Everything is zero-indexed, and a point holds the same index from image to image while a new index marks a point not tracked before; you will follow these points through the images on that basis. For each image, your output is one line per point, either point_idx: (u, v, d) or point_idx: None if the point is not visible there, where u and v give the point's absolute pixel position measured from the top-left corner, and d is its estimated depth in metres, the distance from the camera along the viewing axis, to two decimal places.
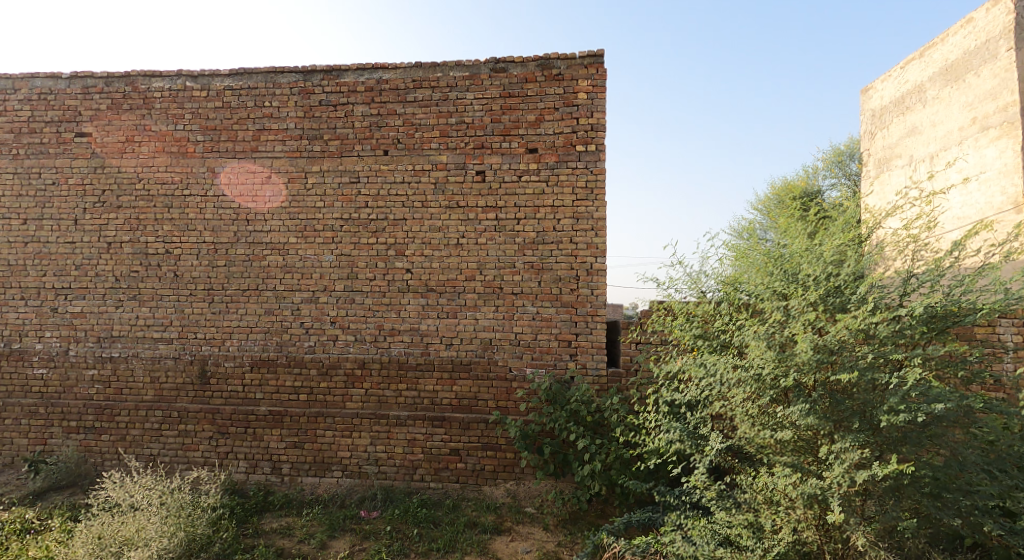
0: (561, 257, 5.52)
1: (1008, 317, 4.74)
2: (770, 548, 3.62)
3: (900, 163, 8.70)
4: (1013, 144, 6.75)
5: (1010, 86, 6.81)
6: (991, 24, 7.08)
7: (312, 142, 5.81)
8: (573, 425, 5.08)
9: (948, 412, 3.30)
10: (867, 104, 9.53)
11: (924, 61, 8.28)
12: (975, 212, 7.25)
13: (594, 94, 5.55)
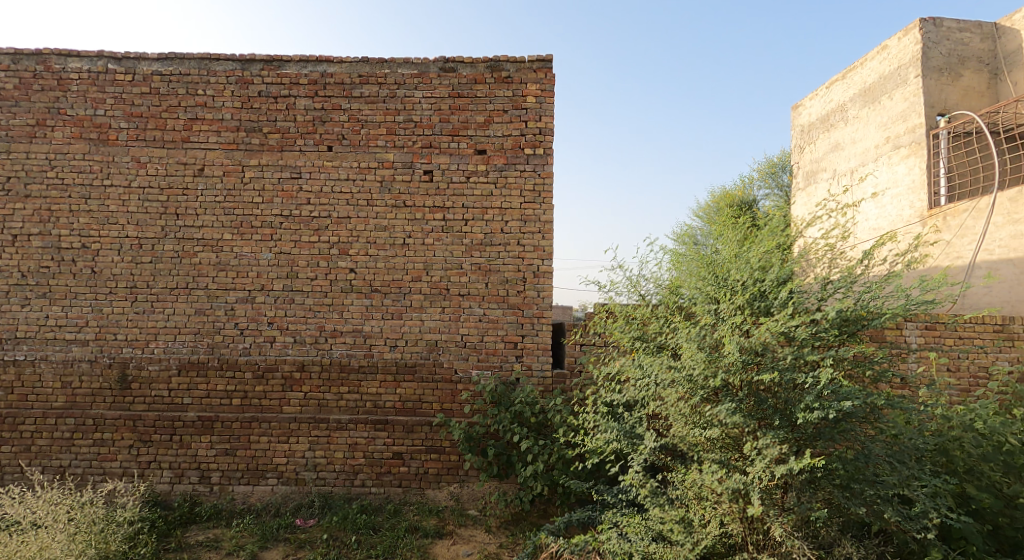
0: (508, 258, 5.58)
1: (913, 321, 5.17)
2: (698, 541, 3.80)
3: (824, 176, 9.21)
4: (920, 162, 7.28)
5: (918, 110, 7.35)
6: (904, 50, 7.63)
7: (250, 134, 5.66)
8: (517, 425, 5.14)
9: (856, 409, 3.54)
10: (796, 120, 10.05)
11: (846, 82, 8.82)
12: (888, 224, 7.77)
13: (543, 99, 5.65)
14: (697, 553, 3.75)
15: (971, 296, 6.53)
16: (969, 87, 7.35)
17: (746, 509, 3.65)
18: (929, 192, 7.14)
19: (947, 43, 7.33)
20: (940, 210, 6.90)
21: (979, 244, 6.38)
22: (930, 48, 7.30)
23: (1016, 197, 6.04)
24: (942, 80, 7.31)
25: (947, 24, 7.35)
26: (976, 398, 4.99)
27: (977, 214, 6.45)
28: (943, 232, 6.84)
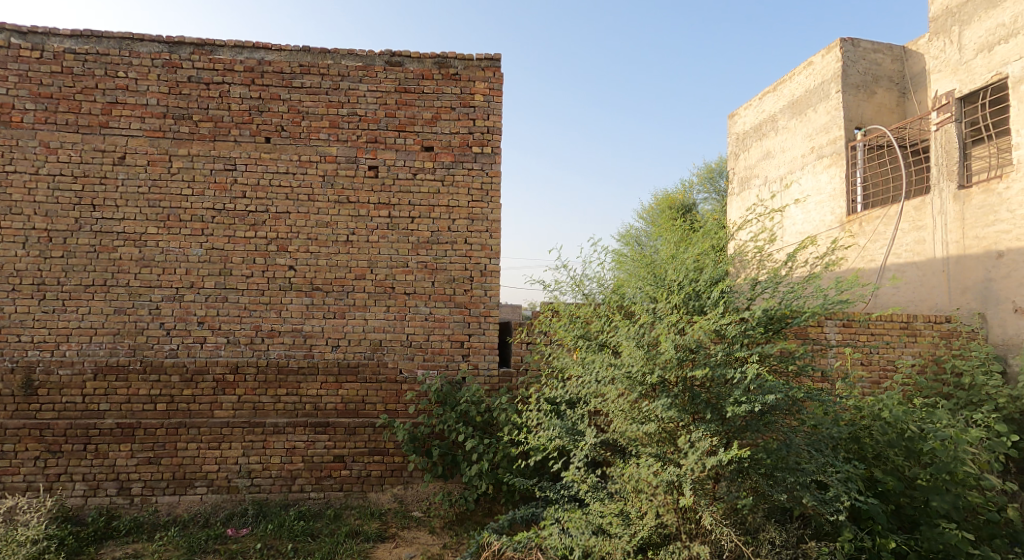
0: (454, 257, 5.60)
1: (833, 319, 5.54)
2: (635, 533, 3.95)
3: (757, 183, 9.68)
4: (840, 172, 7.77)
5: (838, 123, 7.84)
6: (827, 67, 8.12)
7: (178, 122, 5.46)
8: (462, 425, 5.17)
9: (780, 402, 3.78)
10: (732, 128, 10.51)
11: (776, 94, 9.29)
12: (812, 229, 8.27)
13: (490, 97, 5.71)
14: (634, 544, 3.89)
15: (882, 296, 7.05)
16: (882, 103, 7.93)
17: (679, 500, 3.82)
18: (848, 200, 7.64)
19: (865, 61, 7.87)
20: (858, 216, 7.41)
21: (889, 247, 6.92)
22: (849, 66, 7.81)
23: (920, 206, 6.60)
24: (860, 96, 7.83)
25: (864, 44, 7.89)
26: (886, 389, 5.40)
27: (888, 221, 7.00)
28: (860, 237, 7.36)
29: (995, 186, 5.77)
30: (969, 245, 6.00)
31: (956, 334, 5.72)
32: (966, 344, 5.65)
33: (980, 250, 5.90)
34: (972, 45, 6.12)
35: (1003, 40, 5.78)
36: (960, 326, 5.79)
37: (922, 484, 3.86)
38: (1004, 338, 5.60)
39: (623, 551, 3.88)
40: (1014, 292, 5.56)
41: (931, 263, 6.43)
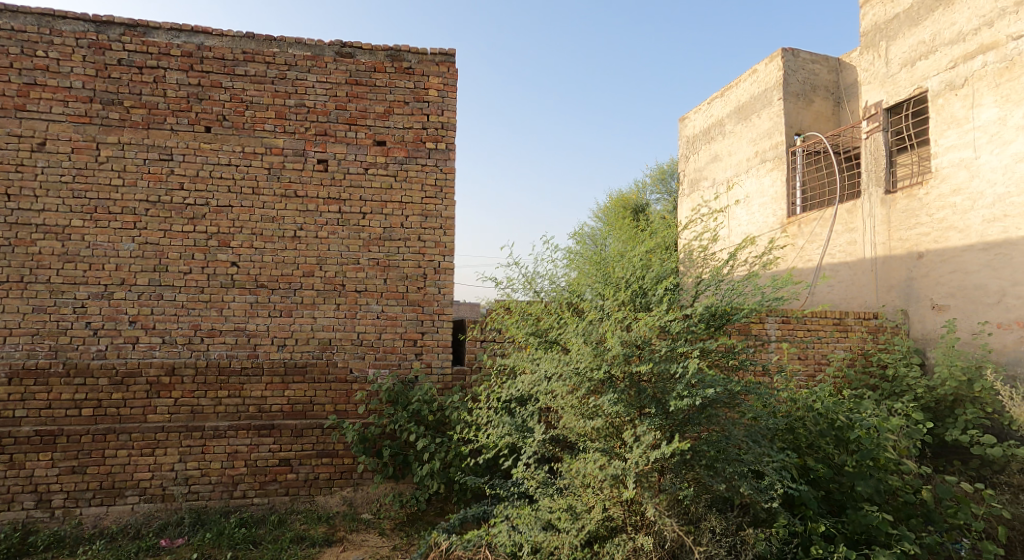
0: (407, 254, 5.54)
1: (773, 316, 5.78)
2: (583, 527, 4.01)
3: (705, 184, 9.97)
4: (781, 175, 8.10)
5: (780, 129, 8.16)
6: (769, 75, 8.45)
7: (107, 108, 5.21)
8: (414, 424, 5.12)
9: (719, 395, 3.92)
10: (682, 132, 10.79)
11: (723, 100, 9.60)
12: (756, 229, 8.59)
13: (444, 92, 5.69)
14: (581, 538, 3.94)
15: (817, 294, 7.40)
16: (820, 112, 8.31)
17: (624, 493, 3.90)
18: (788, 202, 7.97)
19: (804, 71, 8.24)
20: (796, 218, 7.75)
21: (824, 248, 7.27)
22: (790, 75, 8.16)
23: (851, 209, 6.95)
24: (799, 105, 8.20)
25: (803, 54, 8.27)
26: (820, 382, 5.67)
27: (823, 223, 7.34)
28: (798, 238, 7.70)
29: (917, 192, 6.14)
30: (894, 247, 6.37)
31: (882, 330, 6.08)
32: (891, 339, 6.02)
33: (903, 251, 6.26)
34: (897, 60, 6.50)
35: (924, 56, 6.16)
36: (885, 322, 6.15)
37: (850, 471, 4.07)
38: (924, 334, 5.97)
39: (571, 546, 3.94)
40: (932, 290, 5.93)
41: (860, 263, 6.79)
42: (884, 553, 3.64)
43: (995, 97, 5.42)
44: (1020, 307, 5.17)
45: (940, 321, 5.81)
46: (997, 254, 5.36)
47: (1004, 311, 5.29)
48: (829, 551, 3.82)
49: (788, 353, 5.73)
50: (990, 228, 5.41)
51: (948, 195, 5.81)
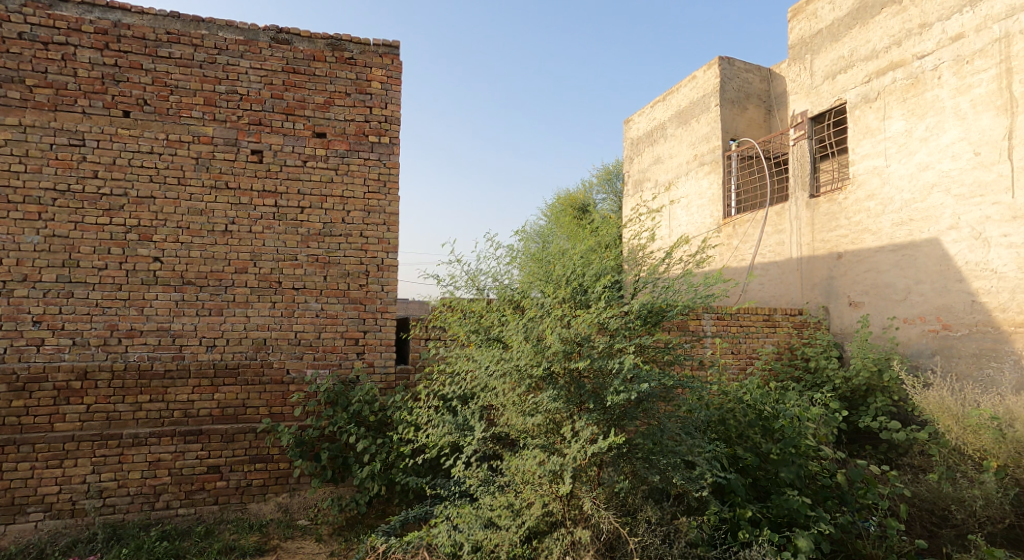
0: (349, 250, 5.40)
1: (709, 314, 6.02)
2: (522, 523, 4.04)
3: (648, 186, 10.25)
4: (717, 179, 8.43)
5: (716, 134, 8.48)
6: (707, 82, 8.74)
7: (7, 86, 4.83)
8: (354, 426, 5.00)
9: (653, 390, 4.05)
10: (627, 134, 11.04)
11: (664, 104, 9.88)
12: (695, 230, 8.92)
13: (388, 85, 5.59)
14: (520, 535, 3.97)
15: (749, 293, 7.77)
16: (753, 119, 8.69)
17: (561, 488, 3.94)
18: (724, 204, 8.31)
19: (738, 80, 8.53)
20: (732, 220, 8.13)
21: (756, 248, 7.63)
22: (726, 83, 8.47)
23: (780, 212, 7.34)
24: (734, 111, 8.51)
25: (738, 64, 8.57)
26: (750, 375, 5.97)
27: (756, 224, 7.71)
28: (733, 239, 8.05)
29: (838, 196, 6.56)
30: (818, 248, 6.77)
31: (807, 325, 6.46)
32: (814, 335, 6.40)
33: (825, 251, 6.67)
34: (820, 72, 6.93)
35: (843, 70, 6.60)
36: (808, 318, 6.54)
37: (774, 458, 4.30)
38: (842, 329, 6.38)
39: (510, 542, 3.96)
40: (850, 288, 6.33)
41: (788, 262, 7.16)
42: (803, 534, 3.87)
43: (904, 111, 5.88)
44: (922, 303, 5.63)
45: (856, 317, 6.22)
46: (905, 255, 5.80)
47: (910, 307, 5.73)
48: (754, 534, 4.02)
49: (721, 348, 6.00)
50: (898, 231, 5.86)
51: (863, 200, 6.25)
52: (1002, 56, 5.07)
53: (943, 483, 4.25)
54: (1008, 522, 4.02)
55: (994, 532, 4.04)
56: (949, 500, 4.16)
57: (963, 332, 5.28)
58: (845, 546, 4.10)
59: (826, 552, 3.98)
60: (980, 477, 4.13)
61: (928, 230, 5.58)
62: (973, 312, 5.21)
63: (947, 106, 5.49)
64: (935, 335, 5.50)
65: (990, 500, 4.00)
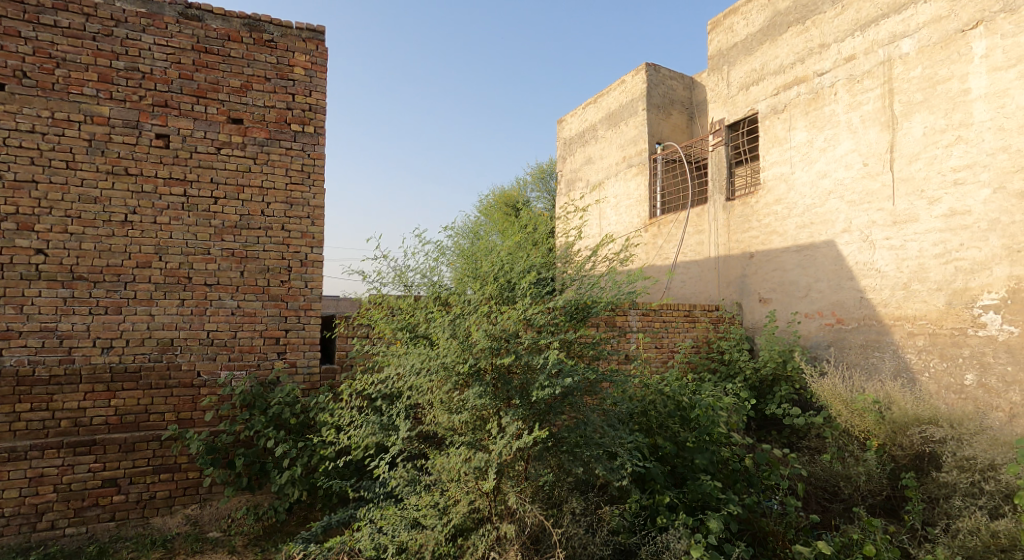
0: (269, 245, 5.12)
1: (634, 309, 6.29)
2: (448, 521, 4.07)
3: (580, 185, 10.49)
4: (644, 181, 8.79)
5: (643, 138, 8.82)
6: (635, 87, 9.06)
7: None
8: (272, 429, 4.77)
9: (577, 384, 4.18)
10: (560, 134, 11.23)
11: (594, 106, 10.12)
12: (623, 229, 9.26)
13: (312, 72, 5.37)
14: (446, 533, 4.01)
15: (672, 290, 8.21)
16: (676, 124, 9.11)
17: (485, 484, 4.00)
18: (651, 205, 8.69)
19: (664, 86, 8.95)
20: (657, 220, 8.54)
21: (679, 247, 8.06)
22: (652, 88, 8.82)
23: (700, 213, 7.79)
24: (659, 116, 8.89)
25: (664, 71, 8.96)
26: (671, 367, 6.31)
27: (679, 225, 8.14)
28: (658, 238, 8.46)
29: (750, 201, 7.07)
30: (732, 248, 7.26)
31: (723, 320, 6.90)
32: (728, 329, 6.85)
33: (738, 251, 7.17)
34: (736, 83, 7.42)
35: (756, 82, 7.11)
36: (724, 313, 7.00)
37: (690, 446, 4.58)
38: (753, 324, 6.90)
39: (436, 541, 3.97)
40: (760, 286, 6.86)
41: (707, 261, 7.62)
42: (714, 516, 4.14)
43: (806, 124, 6.45)
44: (820, 300, 6.20)
45: (765, 312, 6.76)
46: (806, 255, 6.36)
47: (810, 303, 6.30)
48: (672, 519, 4.24)
49: (645, 342, 6.29)
50: (801, 233, 6.42)
51: (772, 204, 6.79)
52: (885, 78, 5.72)
53: (834, 462, 4.71)
54: (886, 493, 4.52)
55: (874, 504, 4.52)
56: (839, 478, 4.62)
57: (854, 326, 5.86)
58: (750, 524, 4.36)
59: (735, 531, 4.27)
60: (864, 456, 4.63)
61: (826, 233, 6.16)
62: (861, 307, 5.81)
63: (841, 120, 6.08)
64: (830, 329, 6.07)
65: (871, 476, 4.49)
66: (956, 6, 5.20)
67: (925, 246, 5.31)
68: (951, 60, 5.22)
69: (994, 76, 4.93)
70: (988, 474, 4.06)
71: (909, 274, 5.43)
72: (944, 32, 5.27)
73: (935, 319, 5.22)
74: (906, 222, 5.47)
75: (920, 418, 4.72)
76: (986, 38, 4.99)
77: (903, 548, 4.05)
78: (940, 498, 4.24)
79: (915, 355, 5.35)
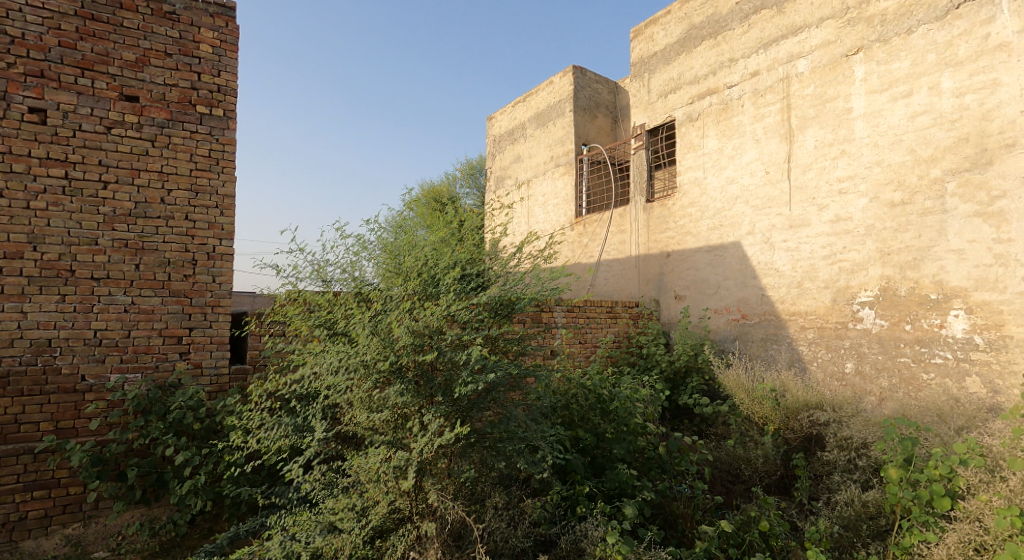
0: (170, 235, 4.68)
1: (560, 306, 6.43)
2: (367, 524, 3.96)
3: (509, 183, 10.51)
4: (570, 181, 8.99)
5: (570, 138, 8.99)
6: (563, 88, 9.21)
7: None
8: (172, 436, 4.38)
9: (499, 380, 4.19)
10: (490, 130, 11.18)
11: (524, 105, 10.17)
12: (551, 227, 9.40)
13: (220, 50, 4.96)
14: (363, 536, 3.89)
15: (596, 287, 8.45)
16: (602, 126, 9.32)
17: (405, 484, 3.94)
18: (577, 205, 8.89)
19: (590, 89, 9.13)
20: (583, 220, 8.78)
21: (603, 246, 8.35)
22: (579, 90, 9.01)
23: (623, 214, 8.11)
24: (586, 118, 9.09)
25: (591, 75, 9.16)
26: (593, 361, 6.50)
27: (603, 224, 8.42)
28: (583, 237, 8.70)
29: (668, 203, 7.48)
30: (652, 247, 7.65)
31: (642, 316, 7.22)
32: (647, 324, 7.19)
33: (657, 251, 7.56)
34: (655, 90, 7.79)
35: (673, 91, 7.51)
36: (644, 310, 7.35)
37: (609, 437, 4.77)
38: (669, 319, 7.32)
39: (353, 544, 3.86)
40: (675, 283, 7.27)
41: (629, 260, 7.96)
42: (629, 502, 4.34)
43: (717, 132, 6.91)
44: (727, 297, 6.67)
45: (679, 309, 7.17)
46: (715, 255, 6.83)
47: (719, 300, 6.76)
48: (590, 508, 4.39)
49: (569, 337, 6.46)
50: (712, 234, 6.88)
51: (687, 207, 7.21)
52: (784, 94, 6.25)
53: (737, 446, 5.09)
54: (780, 473, 4.94)
55: (769, 483, 4.93)
56: (740, 461, 5.01)
57: (756, 320, 6.37)
58: (663, 508, 4.62)
59: (648, 516, 4.50)
60: (762, 439, 5.08)
61: (733, 234, 6.64)
62: (762, 304, 6.33)
63: (747, 130, 6.57)
64: (736, 323, 6.56)
65: (768, 458, 4.93)
66: (842, 33, 5.80)
67: (815, 248, 5.88)
68: (837, 81, 5.81)
69: (870, 98, 5.56)
70: (861, 451, 4.58)
71: (802, 273, 5.99)
72: (832, 56, 5.86)
73: (823, 314, 5.81)
74: (800, 226, 6.03)
75: (809, 403, 5.28)
76: (865, 63, 5.62)
77: (792, 522, 4.48)
78: (823, 474, 4.74)
79: (806, 347, 5.92)
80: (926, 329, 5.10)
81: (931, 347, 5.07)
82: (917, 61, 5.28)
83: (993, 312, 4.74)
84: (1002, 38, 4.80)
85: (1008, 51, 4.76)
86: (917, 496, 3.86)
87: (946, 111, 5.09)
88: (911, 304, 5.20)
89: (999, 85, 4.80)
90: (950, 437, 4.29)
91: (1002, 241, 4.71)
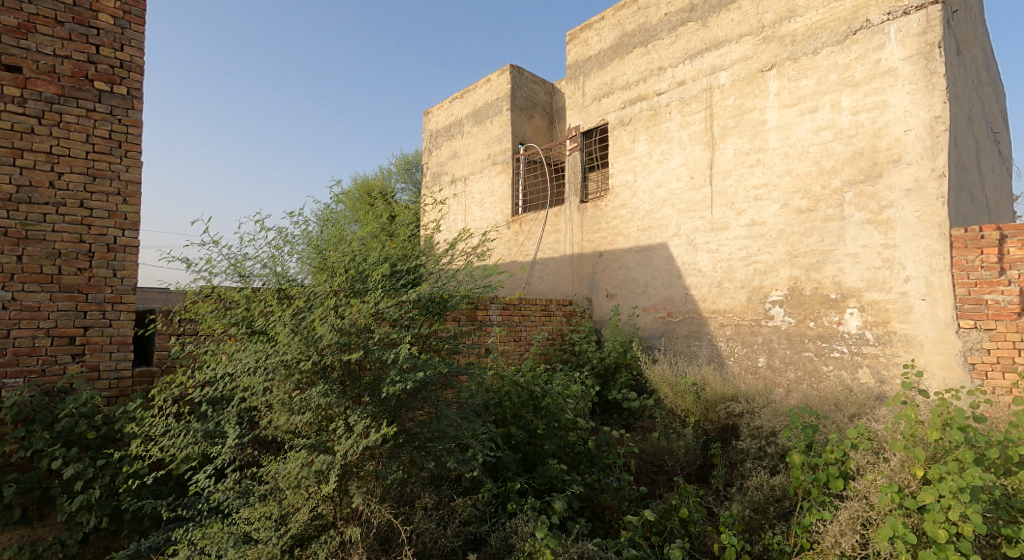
0: (60, 224, 4.17)
1: (495, 303, 6.42)
2: (285, 533, 3.75)
3: (445, 179, 10.33)
4: (506, 180, 8.97)
5: (507, 137, 8.96)
6: (500, 86, 9.16)
7: None
8: (61, 447, 3.91)
9: (429, 379, 4.05)
10: (426, 125, 10.94)
11: (461, 101, 10.01)
12: (487, 225, 9.35)
13: (124, 21, 4.48)
14: (280, 545, 3.67)
15: (532, 285, 8.51)
16: (538, 126, 9.35)
17: (326, 488, 3.78)
18: (513, 204, 8.89)
19: (527, 89, 9.14)
20: (518, 219, 8.79)
21: (538, 245, 8.41)
22: (516, 90, 9.00)
23: (558, 214, 8.21)
24: (523, 117, 9.09)
25: (528, 75, 9.17)
26: (527, 359, 6.54)
27: (538, 223, 8.48)
28: (519, 236, 8.73)
29: (601, 204, 7.66)
30: (585, 246, 7.81)
31: (575, 314, 7.36)
32: (580, 322, 7.34)
33: (590, 250, 7.74)
34: (590, 94, 7.94)
35: (606, 95, 7.68)
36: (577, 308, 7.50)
37: (541, 433, 4.82)
38: (601, 317, 7.50)
39: (270, 554, 3.63)
40: (607, 282, 7.47)
41: (563, 259, 8.08)
42: (560, 497, 4.38)
43: (646, 137, 7.16)
44: (655, 295, 6.94)
45: (610, 307, 7.38)
46: (644, 255, 7.08)
47: (647, 298, 7.01)
48: (520, 504, 4.39)
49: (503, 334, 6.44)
50: (641, 235, 7.13)
51: (618, 208, 7.42)
52: (707, 104, 6.56)
53: (661, 438, 5.35)
54: (699, 462, 5.20)
55: (689, 472, 5.14)
56: (663, 452, 5.25)
57: (680, 317, 6.67)
58: (591, 501, 4.70)
59: (576, 509, 4.55)
60: (683, 431, 5.34)
61: (660, 236, 6.91)
62: (686, 302, 6.64)
63: (674, 137, 6.84)
64: (662, 321, 6.84)
65: (689, 448, 5.18)
66: (758, 50, 6.18)
67: (734, 250, 6.24)
68: (754, 95, 6.19)
69: (782, 112, 5.97)
70: (770, 439, 4.93)
71: (722, 274, 6.33)
72: (749, 70, 6.23)
73: (739, 312, 6.18)
74: (720, 230, 6.37)
75: (726, 395, 5.59)
76: (778, 79, 6.02)
77: (710, 508, 4.72)
78: (737, 462, 5.02)
79: (725, 343, 6.27)
80: (827, 325, 5.56)
81: (831, 342, 5.52)
82: (821, 80, 5.73)
83: (881, 310, 5.24)
84: (891, 63, 5.30)
85: (895, 75, 5.27)
86: (816, 479, 4.19)
87: (845, 127, 5.56)
88: (815, 303, 5.64)
89: (888, 105, 5.30)
90: (844, 423, 4.71)
91: (889, 247, 5.22)
